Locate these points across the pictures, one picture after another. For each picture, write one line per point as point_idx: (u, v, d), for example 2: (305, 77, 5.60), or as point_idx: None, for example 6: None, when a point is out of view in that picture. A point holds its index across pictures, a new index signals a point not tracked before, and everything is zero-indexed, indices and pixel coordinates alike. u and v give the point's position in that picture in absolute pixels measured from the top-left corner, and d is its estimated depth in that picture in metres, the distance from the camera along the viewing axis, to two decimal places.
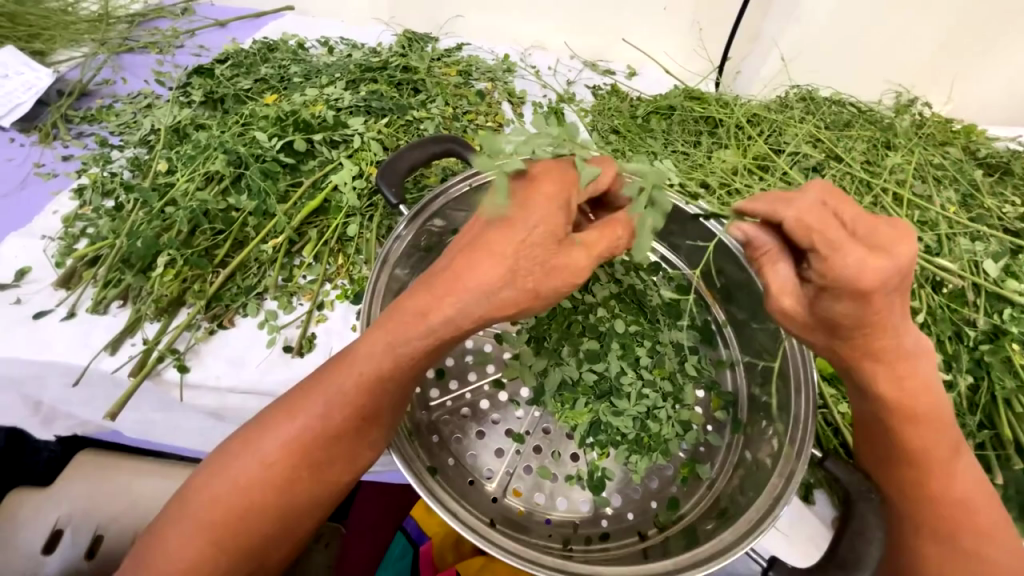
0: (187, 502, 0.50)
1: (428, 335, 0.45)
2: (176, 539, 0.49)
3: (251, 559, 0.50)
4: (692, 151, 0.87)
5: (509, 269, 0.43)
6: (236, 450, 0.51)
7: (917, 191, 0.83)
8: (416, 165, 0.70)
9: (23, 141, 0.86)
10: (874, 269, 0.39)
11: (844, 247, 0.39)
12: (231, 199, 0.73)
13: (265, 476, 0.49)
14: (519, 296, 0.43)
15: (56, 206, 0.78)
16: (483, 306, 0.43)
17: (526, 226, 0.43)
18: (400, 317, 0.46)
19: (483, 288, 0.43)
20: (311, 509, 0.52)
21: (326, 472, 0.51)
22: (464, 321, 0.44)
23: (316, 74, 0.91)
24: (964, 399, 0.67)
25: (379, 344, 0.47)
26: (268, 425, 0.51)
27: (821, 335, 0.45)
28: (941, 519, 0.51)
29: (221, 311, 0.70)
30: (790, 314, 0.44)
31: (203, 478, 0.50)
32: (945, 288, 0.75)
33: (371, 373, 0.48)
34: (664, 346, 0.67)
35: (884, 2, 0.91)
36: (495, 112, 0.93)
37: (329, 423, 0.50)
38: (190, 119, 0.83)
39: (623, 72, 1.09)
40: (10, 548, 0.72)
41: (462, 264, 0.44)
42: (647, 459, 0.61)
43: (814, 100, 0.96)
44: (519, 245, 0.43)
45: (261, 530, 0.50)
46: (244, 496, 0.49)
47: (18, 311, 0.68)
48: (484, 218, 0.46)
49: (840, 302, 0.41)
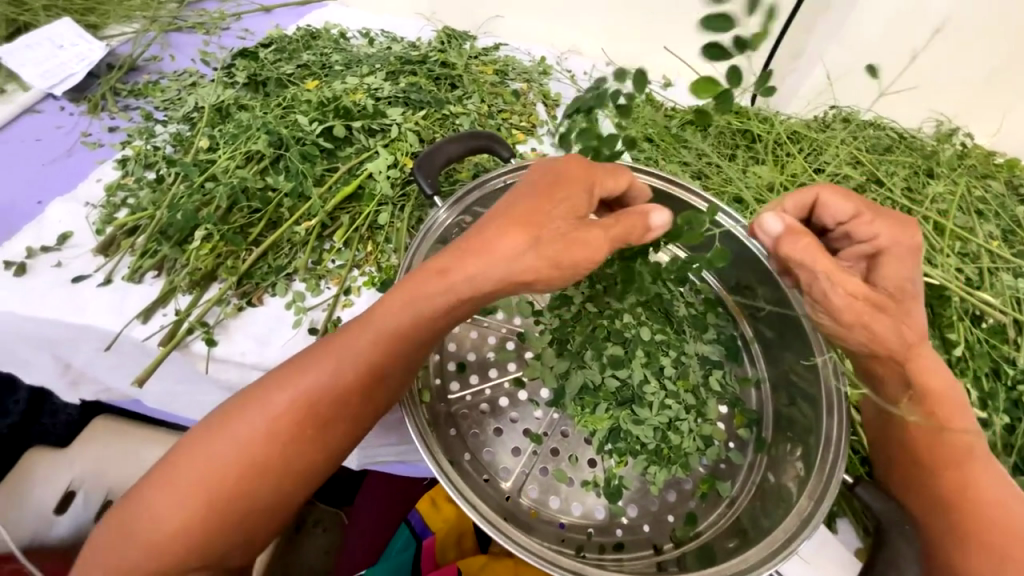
0: (188, 454, 0.49)
1: (449, 292, 0.49)
2: (171, 496, 0.48)
3: (252, 516, 0.50)
4: (727, 164, 0.86)
5: (530, 236, 0.47)
6: (240, 405, 0.50)
7: (959, 221, 0.81)
8: (453, 159, 0.70)
9: (72, 110, 0.88)
10: (904, 234, 0.54)
11: (878, 223, 0.55)
12: (269, 179, 0.74)
13: (268, 433, 0.49)
14: (543, 262, 0.47)
15: (100, 174, 0.80)
16: (507, 268, 0.47)
17: (553, 204, 0.48)
18: (422, 277, 0.50)
19: (506, 252, 0.47)
20: (312, 473, 0.52)
21: (333, 431, 0.51)
22: (486, 282, 0.48)
23: (356, 64, 0.92)
24: (1000, 439, 0.65)
25: (400, 302, 0.50)
26: (276, 381, 0.51)
27: (881, 312, 0.52)
28: (963, 521, 0.53)
29: (251, 288, 0.71)
30: (859, 294, 0.51)
31: (201, 435, 0.50)
32: (984, 323, 0.72)
33: (390, 330, 0.50)
34: (689, 358, 0.65)
35: (934, 26, 0.89)
36: (529, 113, 0.93)
37: (340, 379, 0.50)
38: (234, 99, 0.84)
39: (660, 82, 1.08)
40: (22, 504, 0.74)
41: (486, 231, 0.48)
42: (666, 471, 0.61)
43: (854, 122, 0.95)
44: (543, 217, 0.48)
45: (264, 487, 0.49)
46: (248, 450, 0.49)
47: (58, 274, 0.70)
48: (508, 198, 0.51)
49: (886, 266, 0.55)
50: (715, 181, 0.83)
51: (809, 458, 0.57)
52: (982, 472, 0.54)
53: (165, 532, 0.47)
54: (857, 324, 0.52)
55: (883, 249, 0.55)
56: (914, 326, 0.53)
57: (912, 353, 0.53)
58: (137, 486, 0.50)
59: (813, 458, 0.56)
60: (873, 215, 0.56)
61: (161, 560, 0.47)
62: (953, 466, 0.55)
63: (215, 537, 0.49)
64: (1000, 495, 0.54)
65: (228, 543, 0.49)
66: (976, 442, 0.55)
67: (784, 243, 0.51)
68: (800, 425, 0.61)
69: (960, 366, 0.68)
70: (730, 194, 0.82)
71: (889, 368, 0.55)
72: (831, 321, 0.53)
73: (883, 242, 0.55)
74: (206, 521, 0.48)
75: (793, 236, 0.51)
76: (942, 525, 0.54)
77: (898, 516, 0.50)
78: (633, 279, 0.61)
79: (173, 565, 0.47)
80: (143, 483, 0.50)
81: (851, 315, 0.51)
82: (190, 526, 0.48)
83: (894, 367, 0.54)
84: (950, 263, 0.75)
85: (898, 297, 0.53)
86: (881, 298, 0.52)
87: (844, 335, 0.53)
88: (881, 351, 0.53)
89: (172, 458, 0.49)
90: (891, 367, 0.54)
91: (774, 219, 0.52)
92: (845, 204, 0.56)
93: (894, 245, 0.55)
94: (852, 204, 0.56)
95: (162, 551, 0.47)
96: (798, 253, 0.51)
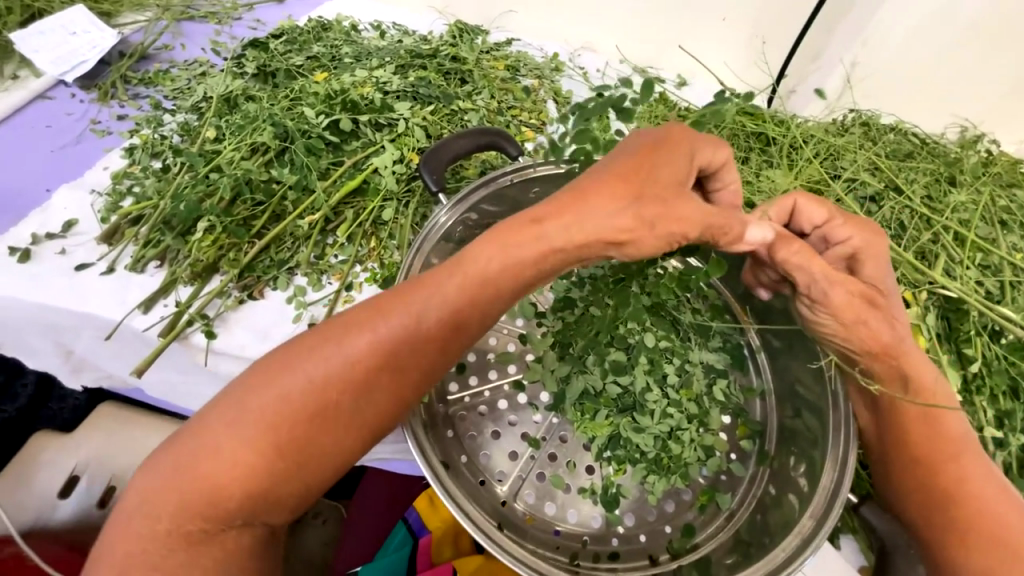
0: (253, 395, 0.46)
1: (537, 242, 0.47)
2: (237, 430, 0.45)
3: (312, 467, 0.47)
4: (740, 167, 0.84)
5: (633, 192, 0.46)
6: (315, 343, 0.47)
7: (980, 232, 0.78)
8: (460, 155, 0.69)
9: (83, 97, 0.88)
10: (872, 234, 0.55)
11: (850, 226, 0.55)
12: (274, 171, 0.74)
13: (344, 374, 0.46)
14: (639, 222, 0.45)
15: (107, 162, 0.80)
16: (606, 222, 0.46)
17: (658, 168, 0.47)
18: (512, 226, 0.48)
19: (610, 203, 0.46)
20: (382, 423, 0.48)
21: (403, 384, 0.48)
22: (581, 234, 0.46)
23: (367, 57, 0.91)
24: (1015, 461, 0.63)
25: (486, 251, 0.47)
26: (352, 324, 0.48)
27: (875, 313, 0.52)
28: (950, 517, 0.53)
29: (252, 281, 0.71)
30: (857, 295, 0.51)
31: (271, 370, 0.47)
32: (1004, 339, 0.69)
33: (474, 279, 0.47)
34: (693, 366, 0.64)
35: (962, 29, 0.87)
36: (539, 109, 0.92)
37: (418, 327, 0.47)
38: (242, 90, 0.84)
39: (673, 81, 1.05)
40: (27, 487, 0.74)
41: (587, 185, 0.47)
42: (665, 481, 0.59)
43: (874, 126, 0.92)
44: (645, 177, 0.47)
45: (329, 436, 0.47)
46: (319, 395, 0.46)
47: (62, 261, 0.70)
48: (604, 159, 0.50)
49: (867, 266, 0.55)
50: None
51: (813, 475, 0.55)
52: (970, 472, 0.54)
53: (226, 473, 0.44)
54: (857, 323, 0.51)
55: (859, 250, 0.55)
56: (901, 323, 0.53)
57: (903, 350, 0.53)
58: (195, 423, 0.47)
59: (815, 475, 0.55)
60: (845, 218, 0.56)
61: (219, 503, 0.45)
62: (939, 457, 0.54)
63: (276, 480, 0.46)
64: (984, 492, 0.53)
65: (284, 493, 0.46)
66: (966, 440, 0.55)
67: (778, 249, 0.52)
68: (805, 438, 0.59)
69: (975, 383, 0.66)
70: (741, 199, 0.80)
71: (886, 367, 0.53)
72: (834, 322, 0.52)
73: (859, 243, 0.55)
74: (269, 466, 0.45)
75: (785, 241, 0.51)
76: (936, 520, 0.53)
77: (903, 539, 0.49)
78: (626, 298, 0.60)
79: (230, 509, 0.45)
80: (201, 421, 0.47)
81: (851, 314, 0.51)
82: (252, 470, 0.45)
83: (888, 366, 0.53)
84: (969, 275, 0.72)
85: (882, 293, 0.54)
86: (871, 295, 0.52)
87: (846, 337, 0.52)
88: (880, 347, 0.52)
89: (234, 397, 0.46)
90: (890, 366, 0.53)
91: (760, 229, 0.51)
92: (819, 209, 0.56)
93: (870, 245, 0.55)
94: (826, 209, 0.56)
95: (221, 494, 0.45)
96: (794, 258, 0.51)
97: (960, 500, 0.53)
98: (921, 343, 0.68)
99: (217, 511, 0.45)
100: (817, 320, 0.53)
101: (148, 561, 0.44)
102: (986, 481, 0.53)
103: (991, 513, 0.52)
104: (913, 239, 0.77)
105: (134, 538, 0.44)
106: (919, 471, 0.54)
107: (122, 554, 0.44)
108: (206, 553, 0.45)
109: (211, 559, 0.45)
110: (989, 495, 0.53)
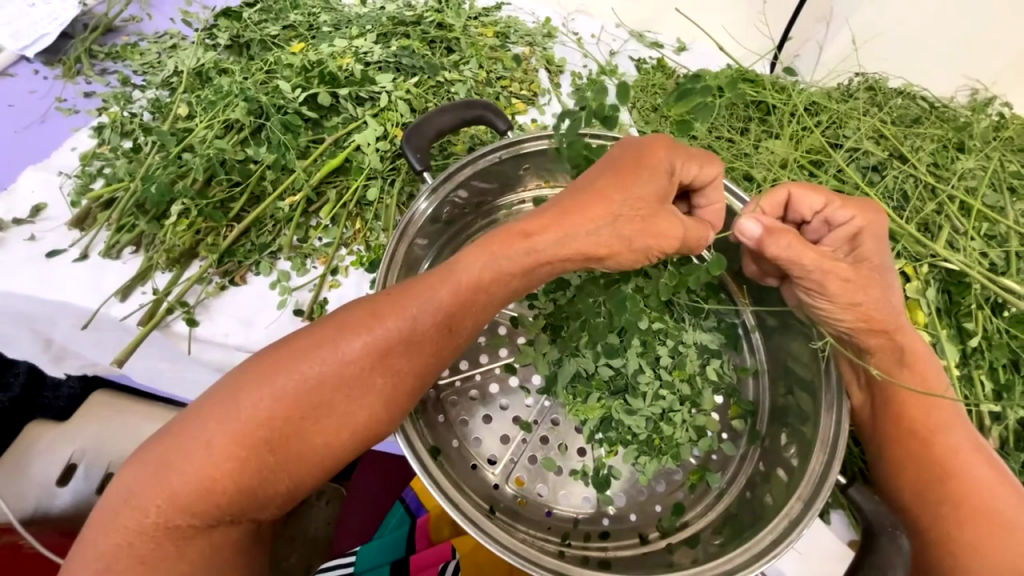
0: (245, 394, 0.45)
1: (526, 255, 0.46)
2: (225, 427, 0.44)
3: (301, 468, 0.46)
4: (739, 138, 0.80)
5: (612, 211, 0.45)
6: (308, 344, 0.46)
7: (987, 200, 0.75)
8: (444, 131, 0.65)
9: (46, 73, 0.84)
10: (871, 214, 0.53)
11: (849, 207, 0.53)
12: (250, 150, 0.71)
13: (338, 376, 0.45)
14: (617, 240, 0.46)
15: (75, 142, 0.76)
16: (585, 239, 0.45)
17: (640, 182, 0.46)
18: (503, 237, 0.47)
19: (592, 221, 0.45)
20: (374, 430, 0.47)
21: (397, 387, 0.47)
22: (566, 249, 0.46)
23: (346, 25, 0.85)
24: (1012, 435, 0.62)
25: (479, 257, 0.47)
26: (349, 324, 0.46)
27: (864, 297, 0.50)
28: (938, 490, 0.53)
29: (233, 267, 0.69)
30: (847, 284, 0.50)
31: (263, 369, 0.46)
32: (1006, 311, 0.67)
33: (471, 284, 0.46)
34: (687, 347, 0.62)
35: None
36: (531, 80, 0.87)
37: (414, 329, 0.46)
38: (214, 63, 0.80)
39: (672, 46, 1.00)
40: (25, 477, 0.73)
41: (568, 202, 0.46)
42: (656, 461, 0.59)
43: (881, 90, 0.87)
44: (626, 194, 0.46)
45: (321, 438, 0.45)
46: (313, 396, 0.45)
47: (31, 248, 0.68)
48: (589, 172, 0.49)
49: (867, 245, 0.52)
50: (726, 155, 0.78)
51: (804, 454, 0.54)
52: (958, 445, 0.53)
53: (215, 470, 0.43)
54: (852, 307, 0.50)
55: (862, 230, 0.53)
56: (896, 298, 0.52)
57: (897, 326, 0.52)
58: (186, 417, 0.46)
59: (807, 454, 0.54)
60: (844, 200, 0.53)
61: (207, 499, 0.44)
62: (924, 433, 0.54)
63: (263, 480, 0.45)
64: (971, 463, 0.53)
65: (274, 492, 0.46)
66: (952, 413, 0.55)
67: (770, 243, 0.49)
68: (795, 417, 0.59)
69: (974, 357, 0.65)
70: (738, 171, 0.78)
71: (880, 342, 0.53)
72: (828, 305, 0.51)
73: (862, 224, 0.52)
74: (257, 465, 0.44)
75: (777, 234, 0.49)
76: (927, 497, 0.53)
77: (888, 520, 0.48)
78: (624, 305, 0.57)
79: (218, 505, 0.44)
80: (191, 417, 0.46)
81: (845, 296, 0.50)
82: (241, 468, 0.44)
83: (882, 343, 0.53)
84: (973, 247, 0.70)
85: (878, 273, 0.52)
86: (864, 276, 0.51)
87: (838, 316, 0.52)
88: (874, 325, 0.52)
89: (226, 394, 0.45)
90: (884, 341, 0.53)
91: (753, 222, 0.50)
92: (815, 196, 0.54)
93: (870, 225, 0.52)
94: (822, 195, 0.54)
95: (209, 491, 0.44)
96: (782, 253, 0.49)
97: (949, 474, 0.53)
98: (919, 319, 0.67)
99: (204, 507, 0.44)
100: (812, 304, 0.52)
101: (134, 553, 0.43)
102: (972, 452, 0.53)
103: (980, 484, 0.52)
104: (916, 210, 0.74)
105: (119, 531, 0.44)
106: (906, 447, 0.54)
107: (108, 547, 0.43)
108: (194, 547, 0.45)
109: (198, 553, 0.45)
110: (978, 466, 0.53)
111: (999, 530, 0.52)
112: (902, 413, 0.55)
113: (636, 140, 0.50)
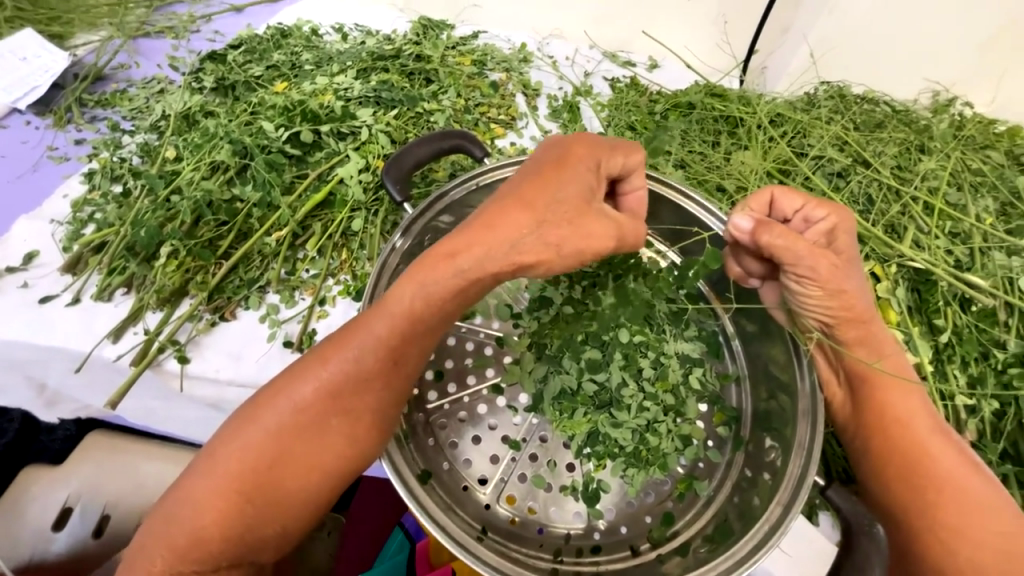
0: (217, 449, 0.46)
1: (455, 277, 0.45)
2: (204, 483, 0.46)
3: (283, 512, 0.47)
4: (709, 151, 0.84)
5: (537, 218, 0.45)
6: (265, 397, 0.48)
7: (950, 199, 0.78)
8: (423, 162, 0.68)
9: (38, 124, 0.86)
10: (844, 212, 0.56)
11: (825, 207, 0.56)
12: (236, 190, 0.73)
13: (297, 423, 0.47)
14: (545, 247, 0.45)
15: (67, 189, 0.79)
16: (509, 253, 0.45)
17: (561, 186, 0.47)
18: (426, 259, 0.46)
19: (518, 229, 0.45)
20: (342, 465, 0.48)
21: (357, 423, 0.48)
22: (492, 264, 0.45)
23: (327, 62, 0.89)
24: (987, 426, 0.63)
25: (408, 285, 0.46)
26: (299, 370, 0.48)
27: (847, 284, 0.53)
28: (921, 482, 0.54)
29: (223, 302, 0.70)
30: (831, 276, 0.52)
31: (231, 425, 0.47)
32: (974, 306, 0.69)
33: (405, 313, 0.46)
34: (669, 358, 0.64)
35: (908, 7, 0.87)
36: (508, 105, 0.91)
37: (360, 365, 0.47)
38: (200, 105, 0.83)
39: (644, 65, 1.04)
40: (19, 521, 0.72)
41: (495, 211, 0.46)
42: (643, 473, 0.61)
43: (843, 98, 0.91)
44: (548, 199, 0.46)
45: (294, 480, 0.47)
46: (279, 442, 0.46)
47: (25, 295, 0.69)
48: (514, 180, 0.50)
49: (844, 239, 0.55)
50: (698, 169, 0.82)
51: (784, 458, 0.56)
52: (930, 432, 0.55)
53: (200, 524, 0.45)
54: (838, 293, 0.53)
55: (836, 226, 0.56)
56: (871, 291, 0.56)
57: (872, 317, 0.56)
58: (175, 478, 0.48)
59: (787, 458, 0.55)
60: (818, 201, 0.57)
61: (198, 553, 0.45)
62: (899, 429, 0.55)
63: (248, 526, 0.46)
64: (945, 450, 0.54)
65: (263, 537, 0.47)
66: (921, 402, 0.56)
67: (763, 232, 0.52)
68: (777, 421, 0.60)
69: (947, 352, 0.67)
70: (711, 183, 0.81)
71: (859, 333, 0.55)
72: (818, 293, 0.53)
73: (835, 222, 0.55)
74: (239, 516, 0.45)
75: (767, 225, 0.52)
76: (911, 491, 0.54)
77: (866, 519, 0.49)
78: (627, 297, 0.63)
79: (211, 556, 0.45)
80: (178, 477, 0.48)
81: (833, 284, 0.53)
82: (223, 519, 0.45)
83: (862, 332, 0.55)
84: (937, 245, 0.72)
85: (853, 266, 0.55)
86: (846, 266, 0.54)
87: (825, 306, 0.54)
88: (853, 315, 0.54)
89: (204, 452, 0.47)
90: (864, 331, 0.55)
91: (743, 217, 0.54)
92: (793, 198, 0.57)
93: (842, 222, 0.56)
94: (799, 196, 0.57)
95: (198, 543, 0.45)
96: (775, 242, 0.51)
97: (928, 465, 0.54)
98: (890, 318, 0.69)
99: (197, 559, 0.45)
100: (801, 291, 0.54)
101: None
102: (943, 438, 0.55)
103: (958, 475, 0.53)
104: (882, 212, 0.77)
105: None
106: (884, 441, 0.55)
107: None
108: None
109: None
110: (952, 453, 0.54)
111: (987, 519, 0.52)
112: (875, 407, 0.56)
113: (556, 144, 0.52)
